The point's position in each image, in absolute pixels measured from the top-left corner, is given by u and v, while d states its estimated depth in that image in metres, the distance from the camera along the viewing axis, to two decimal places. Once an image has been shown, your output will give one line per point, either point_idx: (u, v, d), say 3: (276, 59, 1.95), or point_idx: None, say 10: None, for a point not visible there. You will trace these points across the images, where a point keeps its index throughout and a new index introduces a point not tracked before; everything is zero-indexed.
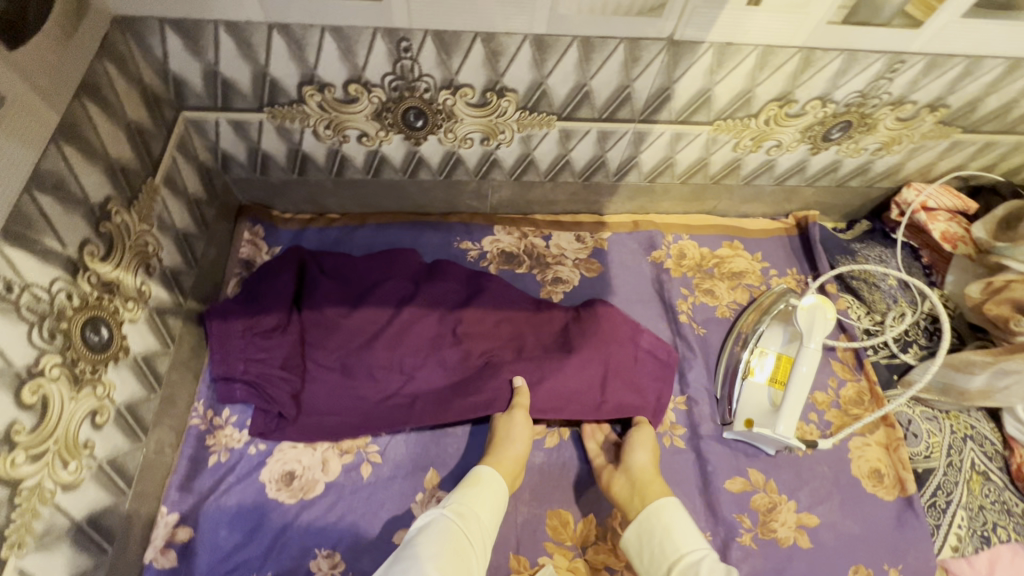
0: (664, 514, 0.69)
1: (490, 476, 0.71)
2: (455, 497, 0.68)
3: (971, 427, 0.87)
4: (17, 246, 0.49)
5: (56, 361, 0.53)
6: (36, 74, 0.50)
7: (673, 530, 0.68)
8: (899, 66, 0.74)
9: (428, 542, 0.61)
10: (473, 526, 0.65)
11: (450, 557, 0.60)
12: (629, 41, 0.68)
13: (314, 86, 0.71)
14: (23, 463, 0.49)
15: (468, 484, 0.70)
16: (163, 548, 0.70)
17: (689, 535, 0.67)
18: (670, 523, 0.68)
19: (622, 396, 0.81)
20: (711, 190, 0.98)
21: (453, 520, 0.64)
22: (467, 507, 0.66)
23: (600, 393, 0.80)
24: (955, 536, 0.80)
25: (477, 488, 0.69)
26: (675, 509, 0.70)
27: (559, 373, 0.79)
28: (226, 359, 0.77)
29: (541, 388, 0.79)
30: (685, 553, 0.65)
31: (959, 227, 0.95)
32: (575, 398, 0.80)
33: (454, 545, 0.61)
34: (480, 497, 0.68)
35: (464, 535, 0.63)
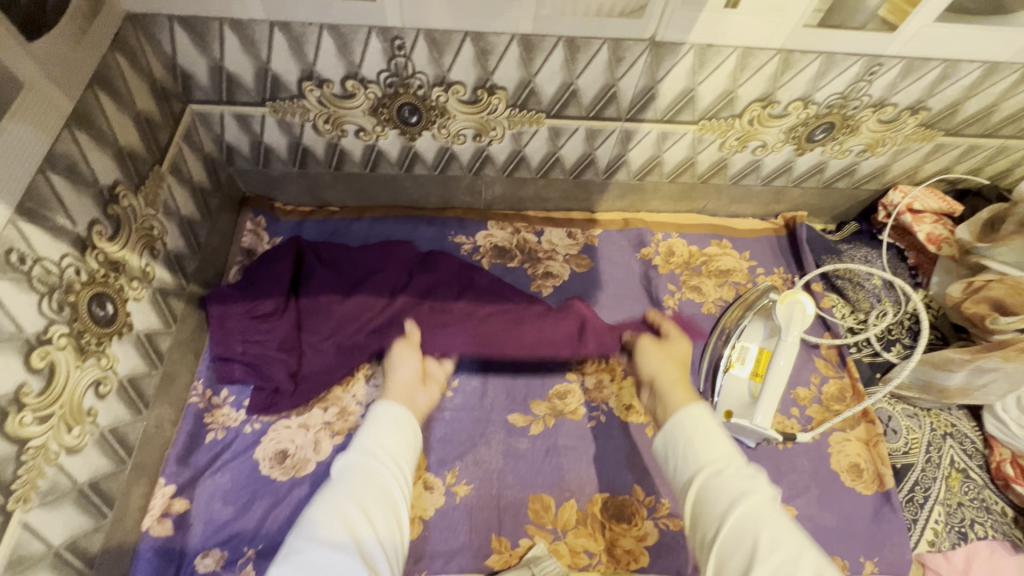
0: (688, 421, 0.61)
1: (388, 408, 0.68)
2: (359, 437, 0.65)
3: (951, 425, 0.89)
4: (30, 221, 0.52)
5: (64, 331, 0.57)
6: (52, 64, 0.54)
7: (694, 440, 0.60)
8: (877, 69, 0.76)
9: (343, 484, 0.58)
10: (382, 459, 0.62)
11: (367, 494, 0.58)
12: (612, 41, 0.71)
13: (313, 82, 0.75)
14: (31, 423, 0.53)
15: (369, 422, 0.67)
16: (159, 517, 0.73)
17: (714, 444, 0.59)
18: (692, 433, 0.60)
19: (600, 337, 0.87)
20: (701, 189, 1.01)
21: (365, 458, 0.61)
22: (375, 444, 0.63)
23: (578, 339, 0.87)
24: (932, 531, 0.81)
25: (377, 422, 0.66)
26: (701, 417, 0.62)
27: (540, 324, 0.86)
28: (224, 340, 0.81)
29: (524, 334, 0.86)
30: (705, 465, 0.57)
31: (943, 229, 0.96)
32: (554, 343, 0.86)
33: (370, 482, 0.59)
34: (385, 428, 0.65)
35: (379, 470, 0.61)
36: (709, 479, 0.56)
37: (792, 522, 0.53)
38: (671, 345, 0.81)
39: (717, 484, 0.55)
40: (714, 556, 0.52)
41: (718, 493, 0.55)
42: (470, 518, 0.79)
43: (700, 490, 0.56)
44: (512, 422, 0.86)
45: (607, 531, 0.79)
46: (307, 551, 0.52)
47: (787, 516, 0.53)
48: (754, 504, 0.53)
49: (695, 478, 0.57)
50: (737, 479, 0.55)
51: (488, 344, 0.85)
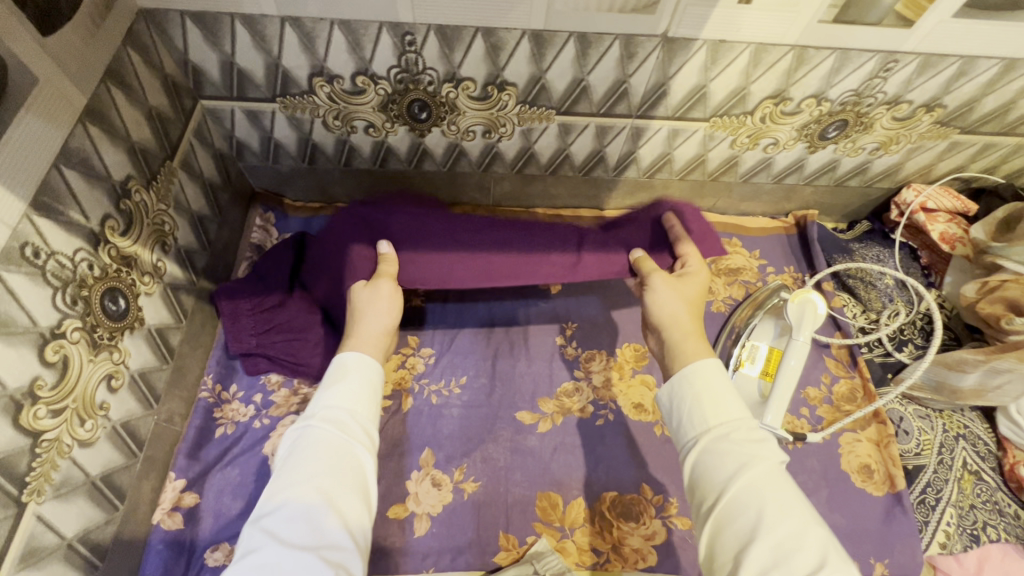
0: (694, 382, 0.60)
1: (357, 366, 0.63)
2: (324, 403, 0.60)
3: (964, 426, 0.88)
4: (45, 216, 0.53)
5: (77, 325, 0.57)
6: (66, 58, 0.54)
7: (703, 400, 0.59)
8: (892, 65, 0.75)
9: (306, 461, 0.55)
10: (352, 429, 0.58)
11: (333, 473, 0.55)
12: (624, 37, 0.70)
13: (324, 78, 0.75)
14: (45, 416, 0.53)
15: (334, 381, 0.62)
16: (170, 511, 0.73)
17: (722, 405, 0.59)
18: (700, 392, 0.59)
19: (600, 259, 0.80)
20: (711, 187, 1.00)
21: (328, 428, 0.57)
22: (343, 412, 0.59)
23: (576, 252, 0.80)
24: (944, 533, 0.80)
25: (344, 383, 0.61)
26: (710, 376, 0.60)
27: (530, 242, 0.80)
28: (237, 336, 0.82)
29: (512, 255, 0.79)
30: (710, 431, 0.57)
31: (958, 228, 0.95)
32: (548, 260, 0.80)
33: (335, 459, 0.56)
34: (352, 391, 0.61)
35: (347, 442, 0.57)
36: (716, 440, 0.57)
37: (795, 490, 0.54)
38: (686, 282, 0.73)
39: (722, 449, 0.56)
40: (713, 520, 0.54)
41: (722, 460, 0.55)
42: (478, 515, 0.79)
43: (705, 451, 0.57)
44: (519, 419, 0.86)
45: (614, 529, 0.78)
46: (264, 549, 0.50)
47: (790, 485, 0.54)
48: (757, 474, 0.53)
49: (702, 438, 0.57)
50: (742, 446, 0.55)
51: (478, 267, 0.79)
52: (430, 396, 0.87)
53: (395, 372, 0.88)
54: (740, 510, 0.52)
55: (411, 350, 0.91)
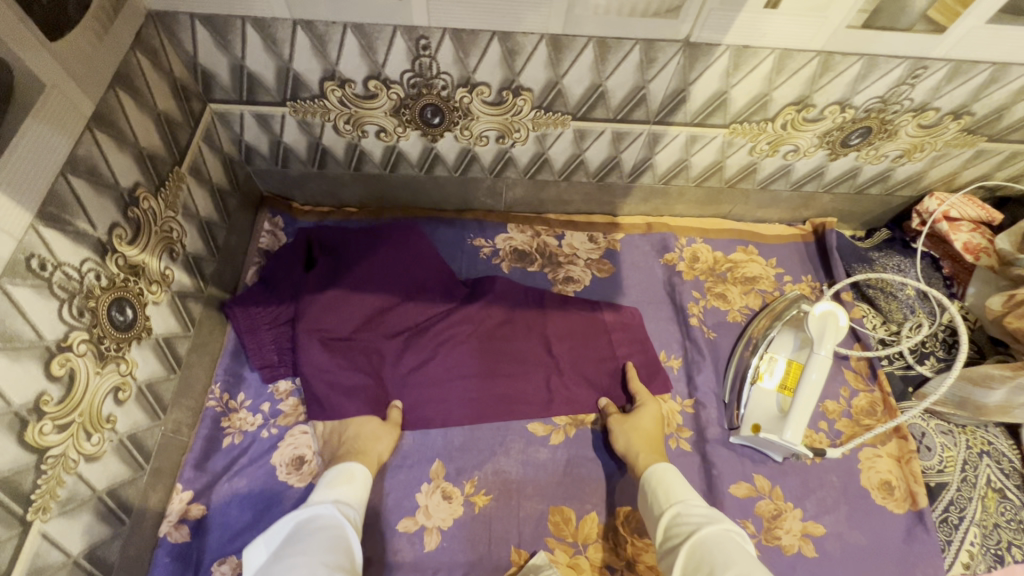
0: (653, 472, 0.72)
1: (361, 475, 0.72)
2: (328, 492, 0.68)
3: (988, 443, 0.86)
4: (52, 226, 0.51)
5: (84, 337, 0.55)
6: (73, 63, 0.53)
7: (661, 486, 0.70)
8: (921, 71, 0.73)
9: (311, 539, 0.61)
10: (348, 521, 0.65)
11: (332, 550, 0.59)
12: (645, 42, 0.68)
13: (335, 82, 0.73)
14: (50, 432, 0.52)
15: (340, 481, 0.70)
16: (176, 523, 0.72)
17: (676, 489, 0.69)
18: (659, 480, 0.71)
19: (572, 393, 0.86)
20: (727, 193, 0.98)
21: (336, 516, 0.65)
22: (345, 504, 0.67)
23: (552, 372, 0.86)
24: (967, 553, 0.78)
25: (351, 483, 0.70)
26: (665, 469, 0.72)
27: (507, 364, 0.86)
28: (258, 351, 0.81)
29: (500, 380, 0.84)
30: (671, 507, 0.67)
31: (982, 238, 0.92)
32: (527, 397, 0.84)
33: (334, 541, 0.61)
34: (356, 494, 0.69)
35: (345, 531, 0.63)
36: (674, 518, 0.66)
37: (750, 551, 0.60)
38: (637, 416, 0.81)
39: (681, 521, 0.64)
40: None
41: (682, 529, 0.63)
42: (490, 529, 0.77)
43: (668, 529, 0.65)
44: (531, 431, 0.84)
45: (628, 545, 0.77)
46: None
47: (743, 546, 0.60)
48: (713, 530, 0.61)
49: (663, 518, 0.66)
50: (697, 517, 0.64)
51: (481, 395, 0.83)
52: None
53: None
54: (700, 562, 0.59)
55: None
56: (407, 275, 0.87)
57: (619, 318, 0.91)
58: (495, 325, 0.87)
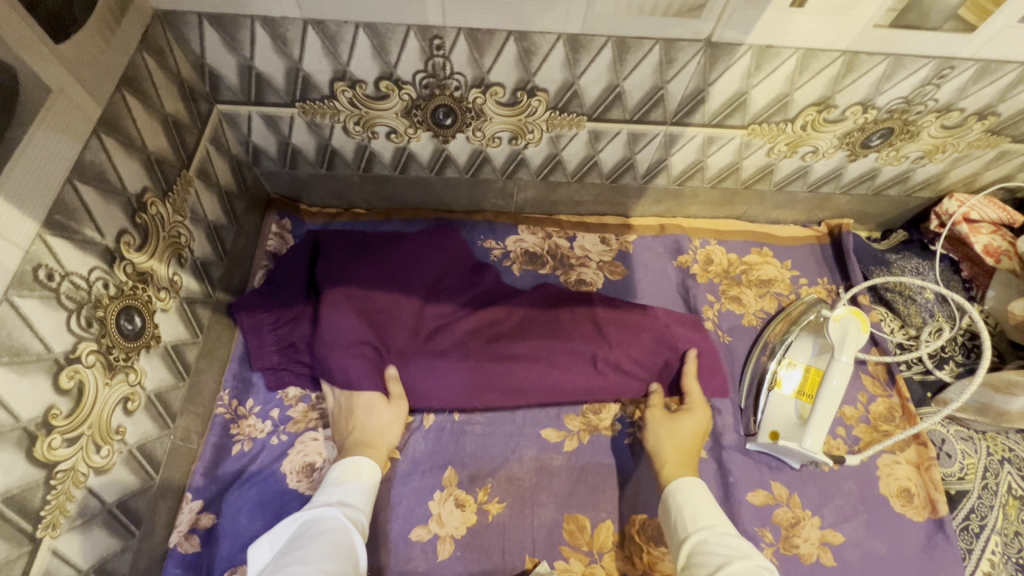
0: (678, 492, 0.70)
1: (370, 470, 0.71)
2: (340, 493, 0.67)
3: (1009, 449, 0.83)
4: (58, 235, 0.50)
5: (92, 348, 0.54)
6: (80, 67, 0.51)
7: (684, 507, 0.68)
8: (947, 72, 0.71)
9: (318, 542, 0.60)
10: (357, 525, 0.65)
11: (335, 557, 0.59)
12: (665, 41, 0.66)
13: (346, 83, 0.71)
14: (60, 446, 0.51)
15: (347, 478, 0.69)
16: (186, 533, 0.70)
17: (698, 514, 0.67)
18: (682, 501, 0.69)
19: (621, 375, 0.82)
20: (742, 195, 0.96)
21: (340, 518, 0.64)
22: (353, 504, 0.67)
23: (602, 356, 0.82)
24: (988, 562, 0.77)
25: (357, 481, 0.69)
26: (690, 490, 0.70)
27: (557, 348, 0.82)
28: (260, 351, 0.80)
29: (541, 368, 0.80)
30: (695, 529, 0.65)
31: (1002, 241, 0.90)
32: (573, 377, 0.80)
33: (339, 546, 0.61)
34: (362, 493, 0.68)
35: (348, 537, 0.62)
36: (698, 540, 0.64)
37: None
38: (680, 423, 0.79)
39: (706, 547, 0.63)
40: None
41: (706, 560, 0.61)
42: (504, 538, 0.75)
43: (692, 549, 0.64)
44: (545, 437, 0.82)
45: (644, 554, 0.75)
46: None
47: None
48: (739, 567, 0.58)
49: (685, 540, 0.65)
50: (722, 545, 0.62)
51: (516, 381, 0.79)
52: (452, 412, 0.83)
53: None
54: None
55: None
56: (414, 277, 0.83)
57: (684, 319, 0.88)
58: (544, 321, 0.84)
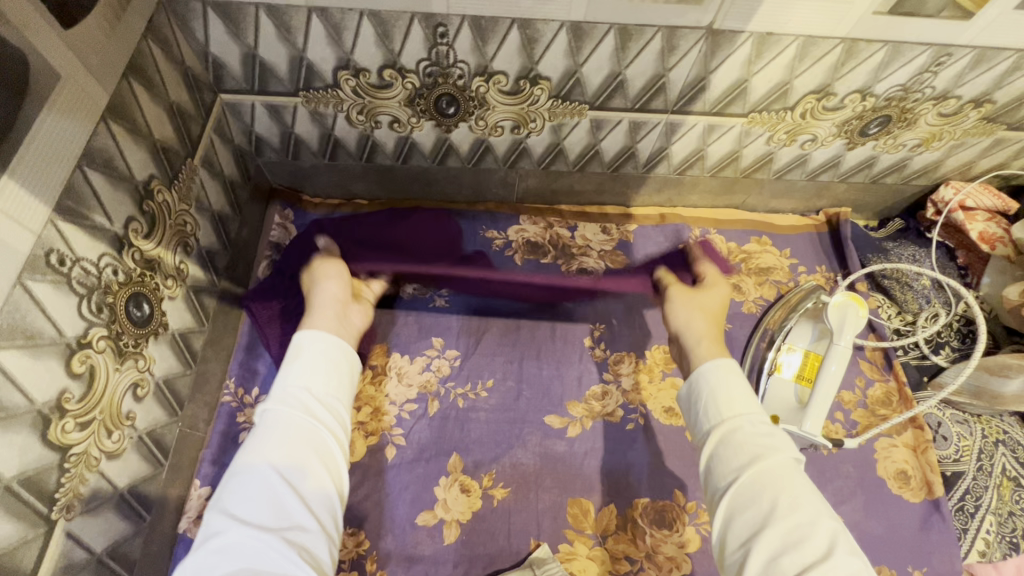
0: (712, 373, 0.68)
1: (310, 343, 0.67)
2: (283, 379, 0.64)
3: (1003, 432, 0.86)
4: (69, 220, 0.50)
5: (102, 334, 0.55)
6: (88, 54, 0.51)
7: (717, 395, 0.66)
8: (945, 59, 0.72)
9: (264, 437, 0.58)
10: (306, 405, 0.62)
11: (289, 448, 0.57)
12: (667, 29, 0.67)
13: (349, 71, 0.72)
14: (73, 430, 0.51)
15: (293, 361, 0.66)
16: (196, 519, 0.70)
17: (738, 401, 0.65)
18: (714, 386, 0.67)
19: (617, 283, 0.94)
20: (742, 184, 0.97)
21: (284, 406, 0.61)
22: (298, 387, 0.63)
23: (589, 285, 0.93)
24: (983, 541, 0.79)
25: (299, 361, 0.66)
26: (727, 373, 0.68)
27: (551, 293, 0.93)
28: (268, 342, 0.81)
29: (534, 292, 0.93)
30: (728, 420, 0.64)
31: (998, 227, 0.92)
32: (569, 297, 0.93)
33: (292, 433, 0.59)
34: (315, 370, 0.65)
35: (303, 419, 0.60)
36: (730, 432, 0.63)
37: (798, 481, 0.58)
38: (704, 296, 0.86)
39: (739, 438, 0.62)
40: (731, 499, 0.59)
41: (737, 448, 0.61)
42: (509, 522, 0.76)
43: (720, 442, 0.63)
44: (548, 424, 0.83)
45: (648, 537, 0.76)
46: (227, 531, 0.52)
47: (806, 477, 0.59)
48: (778, 460, 0.59)
49: (715, 430, 0.64)
50: (755, 439, 0.61)
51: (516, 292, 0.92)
52: (456, 399, 0.84)
53: (418, 375, 0.86)
54: (753, 498, 0.57)
55: (436, 352, 0.87)
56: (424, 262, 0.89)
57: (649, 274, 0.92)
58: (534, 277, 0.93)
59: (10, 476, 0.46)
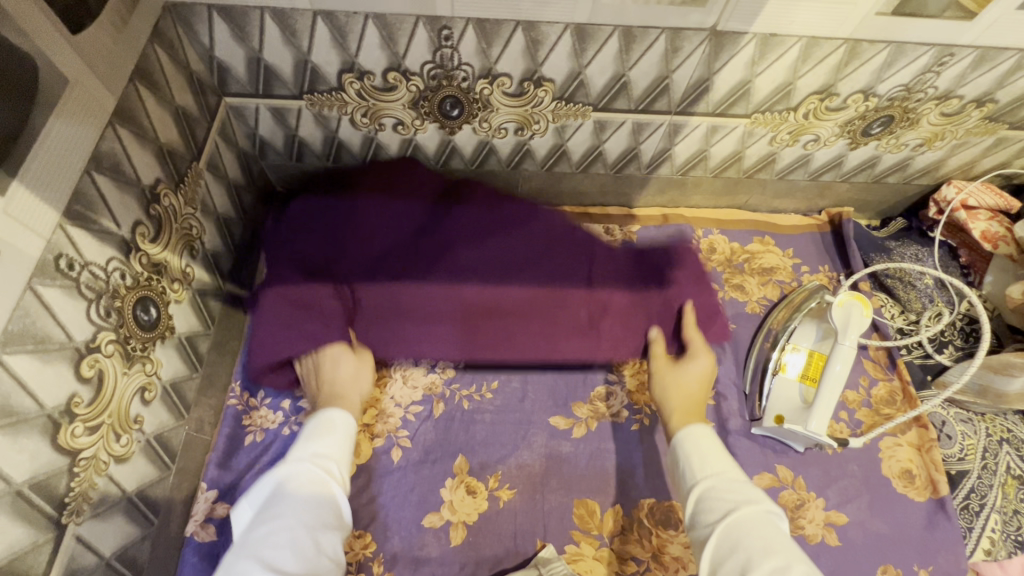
0: (686, 440, 0.70)
1: (342, 423, 0.70)
2: (312, 447, 0.66)
3: (1007, 430, 0.86)
4: (78, 225, 0.50)
5: (111, 338, 0.55)
6: (95, 58, 0.51)
7: (691, 457, 0.68)
8: (947, 59, 0.72)
9: (297, 498, 0.60)
10: (335, 475, 0.64)
11: (321, 512, 0.60)
12: (671, 30, 0.67)
13: (354, 74, 0.72)
14: (82, 434, 0.51)
15: (322, 432, 0.68)
16: (203, 522, 0.71)
17: (710, 462, 0.67)
18: (689, 451, 0.69)
19: (615, 341, 0.84)
20: (745, 184, 0.97)
21: (318, 472, 0.63)
22: (329, 456, 0.66)
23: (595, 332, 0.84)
24: (988, 539, 0.79)
25: (332, 432, 0.68)
26: (701, 437, 0.70)
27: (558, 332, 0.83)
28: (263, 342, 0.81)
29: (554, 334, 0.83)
30: (701, 480, 0.65)
31: (1000, 226, 0.92)
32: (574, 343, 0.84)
33: (321, 501, 0.61)
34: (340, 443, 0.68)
35: (329, 485, 0.63)
36: (705, 494, 0.64)
37: (782, 536, 0.58)
38: (687, 367, 0.81)
39: (713, 496, 0.63)
40: (716, 558, 0.58)
41: (712, 505, 0.62)
42: (515, 523, 0.76)
43: (698, 502, 0.64)
44: (553, 425, 0.84)
45: (653, 537, 0.77)
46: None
47: (782, 531, 0.59)
48: (748, 511, 0.59)
49: (691, 491, 0.65)
50: (727, 495, 0.62)
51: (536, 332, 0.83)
52: (461, 401, 0.84)
53: (424, 378, 0.86)
54: (730, 549, 0.57)
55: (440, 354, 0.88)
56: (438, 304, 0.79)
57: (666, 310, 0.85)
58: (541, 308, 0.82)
59: (20, 481, 0.46)
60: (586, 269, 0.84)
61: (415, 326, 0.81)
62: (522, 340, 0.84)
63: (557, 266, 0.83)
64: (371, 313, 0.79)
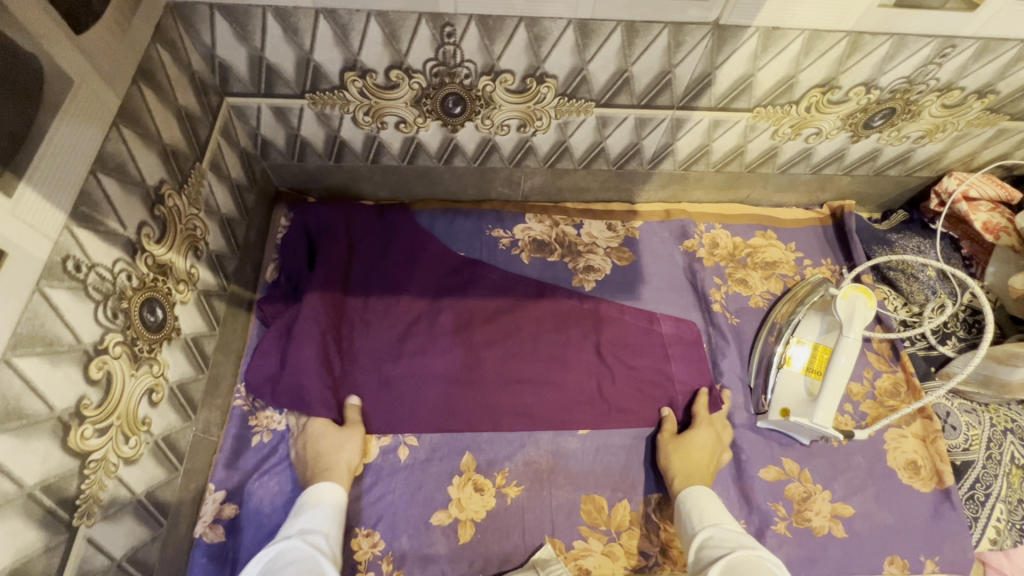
0: (687, 501, 0.72)
1: (327, 490, 0.70)
2: (294, 527, 0.66)
3: (1012, 420, 0.85)
4: (83, 226, 0.50)
5: (118, 339, 0.55)
6: (99, 58, 0.51)
7: (692, 514, 0.70)
8: (949, 50, 0.72)
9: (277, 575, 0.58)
10: (317, 546, 0.63)
11: None
12: (673, 26, 0.67)
13: (356, 72, 0.72)
14: (92, 436, 0.51)
15: (307, 507, 0.69)
16: (211, 523, 0.71)
17: (708, 515, 0.69)
18: (689, 509, 0.71)
19: (627, 396, 0.84)
20: (746, 178, 0.97)
21: (297, 546, 0.62)
22: (311, 530, 0.65)
23: (607, 382, 0.85)
24: (994, 529, 0.79)
25: (315, 506, 0.68)
26: (702, 498, 0.72)
27: (564, 370, 0.85)
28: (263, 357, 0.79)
29: (562, 375, 0.85)
30: (702, 530, 0.67)
31: (1002, 217, 0.92)
32: (586, 400, 0.84)
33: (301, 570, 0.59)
34: (328, 514, 0.68)
35: (315, 556, 0.61)
36: (705, 546, 0.66)
37: None
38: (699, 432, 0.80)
39: (711, 545, 0.65)
40: None
41: (712, 552, 0.64)
42: (523, 520, 0.77)
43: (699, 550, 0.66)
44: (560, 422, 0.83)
45: (660, 531, 0.77)
46: None
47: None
48: (743, 553, 0.60)
49: (692, 543, 0.67)
50: (724, 543, 0.64)
51: (547, 380, 0.84)
52: None
53: None
54: None
55: None
56: (444, 359, 0.83)
57: (677, 346, 0.88)
58: (550, 346, 0.86)
59: (32, 483, 0.46)
60: (577, 298, 0.91)
61: (422, 386, 0.82)
62: (533, 407, 0.83)
63: (561, 309, 0.89)
64: (380, 366, 0.82)
